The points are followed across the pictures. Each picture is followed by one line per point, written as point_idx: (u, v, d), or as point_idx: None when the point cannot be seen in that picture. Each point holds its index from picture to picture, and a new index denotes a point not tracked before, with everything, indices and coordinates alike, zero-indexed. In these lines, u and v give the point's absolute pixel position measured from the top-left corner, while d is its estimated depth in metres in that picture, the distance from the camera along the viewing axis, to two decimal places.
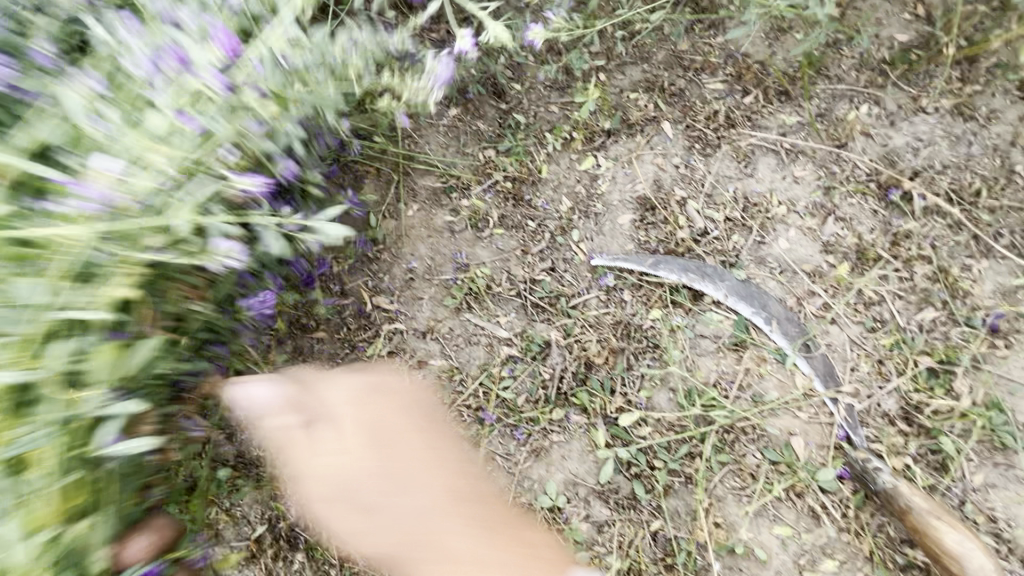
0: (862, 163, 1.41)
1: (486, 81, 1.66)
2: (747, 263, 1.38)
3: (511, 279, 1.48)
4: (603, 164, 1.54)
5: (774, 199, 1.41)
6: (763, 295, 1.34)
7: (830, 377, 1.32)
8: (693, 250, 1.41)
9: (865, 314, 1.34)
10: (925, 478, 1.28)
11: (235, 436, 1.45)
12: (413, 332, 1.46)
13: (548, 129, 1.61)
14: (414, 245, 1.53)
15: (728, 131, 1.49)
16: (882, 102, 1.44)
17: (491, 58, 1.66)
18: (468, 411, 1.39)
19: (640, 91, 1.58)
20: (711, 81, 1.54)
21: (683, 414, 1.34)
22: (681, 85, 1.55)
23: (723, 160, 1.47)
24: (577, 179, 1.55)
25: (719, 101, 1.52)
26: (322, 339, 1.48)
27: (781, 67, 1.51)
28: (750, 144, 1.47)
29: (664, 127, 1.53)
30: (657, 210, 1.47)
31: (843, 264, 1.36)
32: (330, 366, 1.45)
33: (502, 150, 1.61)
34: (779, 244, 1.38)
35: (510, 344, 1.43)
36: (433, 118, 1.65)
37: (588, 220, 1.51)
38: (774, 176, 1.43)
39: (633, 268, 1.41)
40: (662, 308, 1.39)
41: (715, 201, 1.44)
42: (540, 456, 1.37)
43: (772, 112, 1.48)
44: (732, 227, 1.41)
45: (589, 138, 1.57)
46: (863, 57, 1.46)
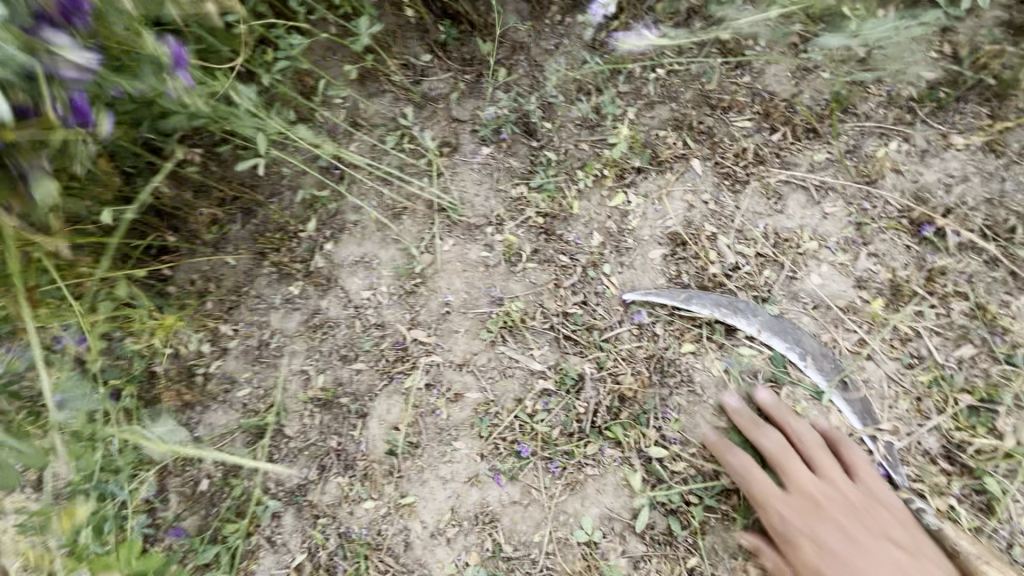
0: (893, 199, 1.42)
1: (521, 121, 1.75)
2: (780, 298, 1.39)
3: (545, 313, 1.51)
4: (634, 200, 1.58)
5: (805, 234, 1.43)
6: (797, 330, 1.35)
7: (868, 412, 1.30)
8: (724, 284, 1.43)
9: (902, 350, 1.33)
10: (971, 520, 1.25)
11: (276, 465, 1.49)
12: (450, 364, 1.48)
13: (579, 166, 1.66)
14: (449, 279, 1.57)
15: (757, 167, 1.52)
16: (911, 139, 1.46)
17: (526, 99, 1.76)
18: (504, 443, 1.40)
19: (669, 129, 1.62)
20: (739, 119, 1.58)
21: None
22: (709, 123, 1.60)
23: (753, 196, 1.50)
24: (608, 215, 1.59)
25: (747, 138, 1.56)
26: (361, 369, 1.52)
27: (808, 105, 1.54)
28: (780, 180, 1.49)
29: (693, 164, 1.57)
30: (688, 245, 1.50)
31: (877, 300, 1.36)
32: (369, 397, 1.49)
33: (534, 187, 1.67)
34: (811, 279, 1.39)
35: (545, 377, 1.44)
36: (468, 157, 1.73)
37: (619, 254, 1.54)
38: (805, 212, 1.45)
39: (665, 302, 1.44)
40: (695, 342, 1.41)
41: (746, 236, 1.47)
42: (576, 490, 1.37)
43: (800, 149, 1.51)
44: (763, 262, 1.43)
45: (619, 175, 1.61)
46: (890, 96, 1.50)
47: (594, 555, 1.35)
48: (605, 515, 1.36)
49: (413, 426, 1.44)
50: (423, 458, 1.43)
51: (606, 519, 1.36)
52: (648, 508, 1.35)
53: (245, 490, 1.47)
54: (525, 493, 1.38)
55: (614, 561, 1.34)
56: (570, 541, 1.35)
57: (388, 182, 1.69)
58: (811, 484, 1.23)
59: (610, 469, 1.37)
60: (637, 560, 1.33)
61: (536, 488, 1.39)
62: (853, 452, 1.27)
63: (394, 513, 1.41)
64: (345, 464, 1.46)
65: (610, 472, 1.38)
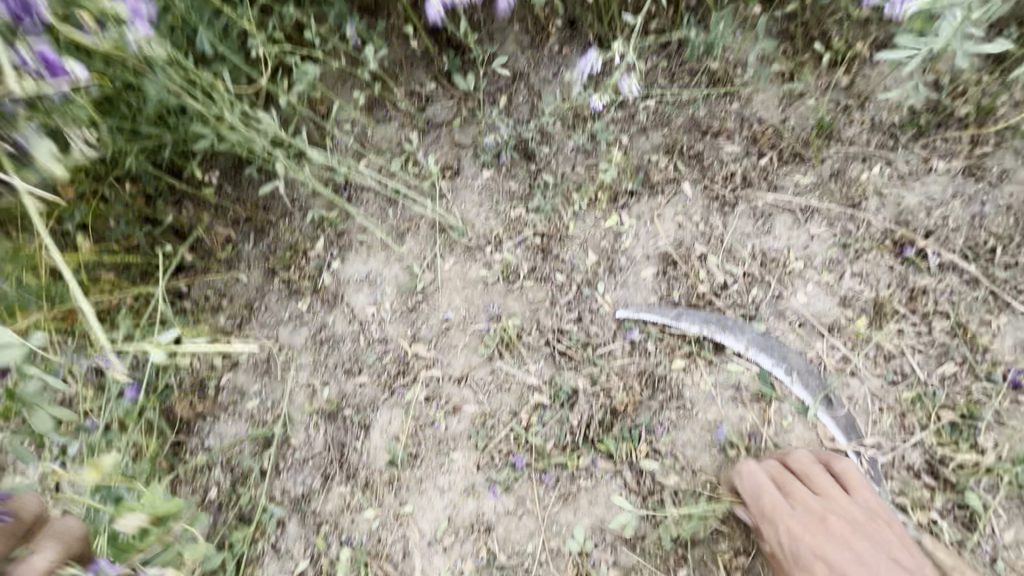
0: (876, 221, 1.47)
1: (519, 146, 1.83)
2: (767, 316, 1.44)
3: (541, 329, 1.58)
4: (627, 221, 1.65)
5: (792, 255, 1.49)
6: (784, 347, 1.39)
7: (853, 426, 1.34)
8: (713, 302, 1.49)
9: (885, 367, 1.37)
10: (953, 533, 1.28)
11: (281, 474, 1.55)
12: (449, 378, 1.54)
13: (574, 189, 1.73)
14: (449, 296, 1.64)
15: (745, 190, 1.58)
16: (893, 163, 1.52)
17: (524, 126, 1.85)
18: (500, 454, 1.45)
19: (661, 154, 1.70)
20: (728, 144, 1.65)
21: (708, 463, 1.39)
22: (699, 148, 1.67)
23: (741, 218, 1.56)
24: (602, 235, 1.65)
25: (736, 162, 1.62)
26: (364, 383, 1.59)
27: (794, 130, 1.61)
28: (767, 203, 1.55)
29: (683, 187, 1.63)
30: (679, 264, 1.56)
31: (861, 318, 1.40)
32: (371, 409, 1.55)
33: (531, 208, 1.74)
34: (797, 298, 1.44)
35: (540, 391, 1.50)
36: (469, 181, 1.82)
37: (612, 273, 1.60)
38: (791, 233, 1.51)
39: (656, 319, 1.49)
40: (685, 357, 1.46)
41: (734, 256, 1.52)
42: (568, 501, 1.42)
43: (787, 173, 1.57)
44: (750, 281, 1.49)
45: (613, 198, 1.68)
46: (873, 121, 1.55)
47: (585, 564, 1.39)
48: (596, 525, 1.40)
49: (413, 437, 1.49)
50: (421, 468, 1.48)
51: (598, 529, 1.40)
52: (639, 520, 1.39)
53: (252, 498, 1.53)
54: (519, 503, 1.43)
55: (605, 571, 1.38)
56: (563, 550, 1.40)
57: (393, 203, 1.77)
58: (814, 500, 1.24)
59: (602, 481, 1.42)
60: (628, 570, 1.37)
61: (530, 499, 1.43)
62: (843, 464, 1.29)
63: (393, 521, 1.47)
64: (347, 473, 1.52)
65: (602, 484, 1.42)
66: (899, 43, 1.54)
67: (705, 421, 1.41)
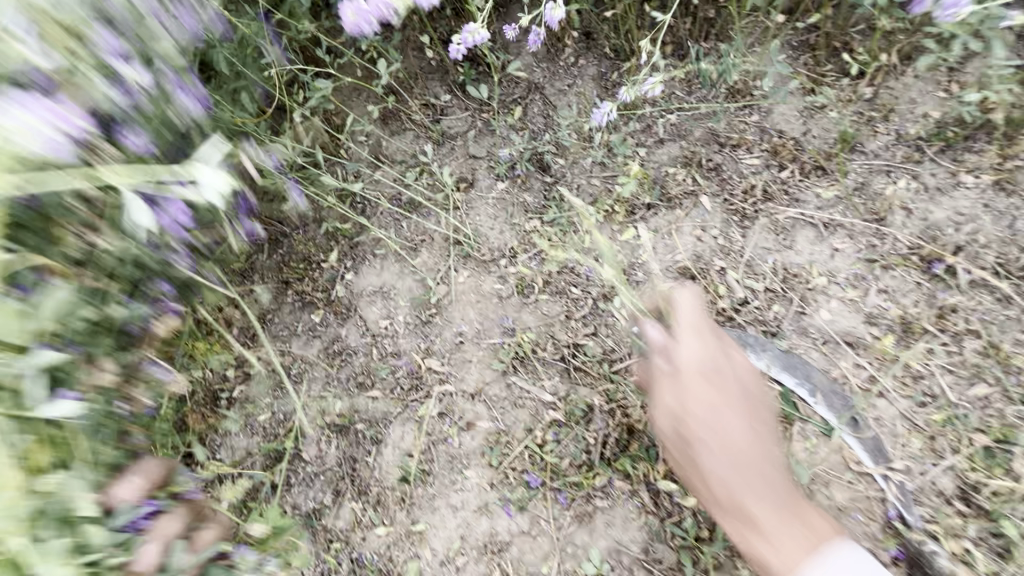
0: (902, 237, 1.43)
1: (534, 158, 1.82)
2: (789, 333, 1.40)
3: (556, 343, 1.55)
4: (644, 235, 1.61)
5: (814, 270, 1.45)
6: (807, 366, 1.35)
7: (880, 450, 1.29)
8: (733, 319, 1.45)
9: (913, 388, 1.33)
10: (989, 565, 1.21)
11: (292, 488, 1.54)
12: (462, 393, 1.51)
13: (591, 202, 1.72)
14: (463, 310, 1.62)
15: (766, 204, 1.55)
16: (920, 177, 1.47)
17: (538, 138, 1.85)
18: (513, 473, 1.41)
19: (679, 166, 1.67)
20: (747, 157, 1.62)
21: None
22: (718, 160, 1.64)
23: (762, 232, 1.52)
24: (619, 248, 1.63)
25: (756, 175, 1.59)
26: (377, 397, 1.57)
27: (817, 143, 1.58)
28: (788, 217, 1.52)
29: (702, 200, 1.61)
30: (697, 279, 1.52)
31: (887, 336, 1.36)
32: (384, 424, 1.53)
33: (547, 221, 1.73)
34: (820, 315, 1.40)
35: (555, 408, 1.47)
36: (484, 192, 1.80)
37: (628, 287, 1.58)
38: (814, 248, 1.47)
39: None
40: None
41: (754, 271, 1.49)
42: (584, 522, 1.38)
43: (809, 186, 1.54)
44: (771, 297, 1.45)
45: (630, 211, 1.66)
46: (899, 134, 1.52)
47: None
48: (613, 548, 1.36)
49: (426, 453, 1.47)
50: (434, 485, 1.45)
51: (614, 552, 1.36)
52: (657, 542, 1.35)
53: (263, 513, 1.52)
54: (533, 523, 1.40)
55: None
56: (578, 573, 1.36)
57: (407, 216, 1.77)
58: (735, 413, 1.08)
59: (619, 502, 1.38)
60: None
61: (545, 519, 1.40)
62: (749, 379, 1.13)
63: (405, 540, 1.44)
64: (359, 489, 1.50)
65: (619, 504, 1.38)
66: (924, 54, 1.51)
67: None
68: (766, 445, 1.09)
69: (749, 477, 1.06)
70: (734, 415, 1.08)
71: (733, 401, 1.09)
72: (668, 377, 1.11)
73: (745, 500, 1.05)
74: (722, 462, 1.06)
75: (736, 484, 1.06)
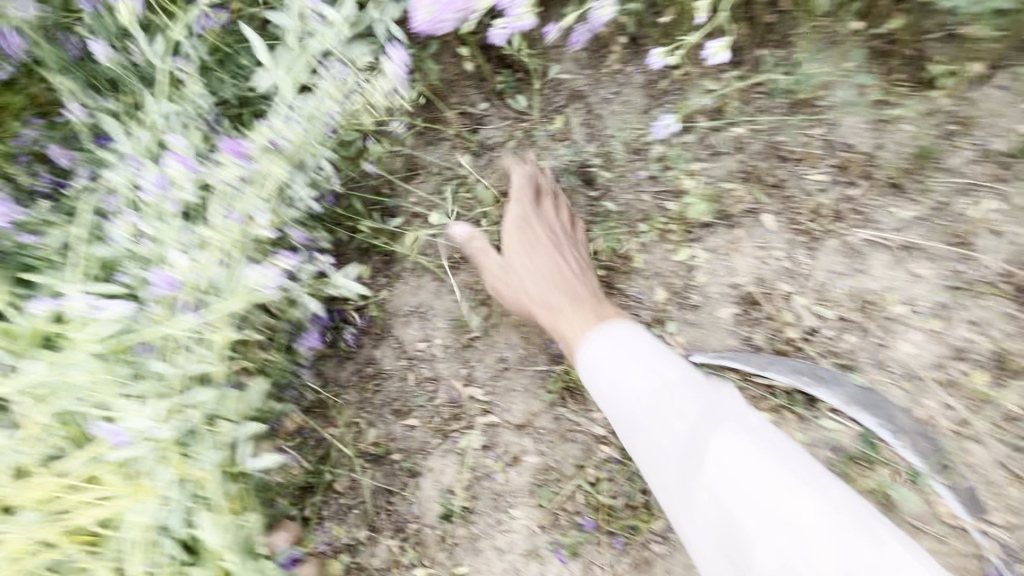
0: (992, 263, 1.31)
1: (579, 171, 1.72)
2: (867, 367, 1.29)
3: None
4: (700, 255, 1.51)
5: (893, 298, 1.33)
6: (887, 404, 1.24)
7: (972, 493, 1.18)
8: (803, 350, 1.34)
9: (1010, 432, 1.21)
10: None
11: (325, 521, 1.45)
12: (508, 425, 1.41)
13: (641, 219, 1.61)
14: (507, 334, 1.50)
15: (835, 224, 1.44)
16: (1009, 197, 1.35)
17: (582, 149, 1.74)
18: (565, 514, 1.31)
19: (737, 182, 1.56)
20: (812, 172, 1.51)
21: None
22: (780, 176, 1.53)
23: (831, 255, 1.41)
24: (673, 270, 1.52)
25: (823, 193, 1.48)
26: (414, 426, 1.48)
27: (890, 158, 1.46)
28: (861, 239, 1.40)
29: (764, 219, 1.50)
30: (761, 304, 1.41)
31: (978, 373, 1.24)
32: (423, 456, 1.44)
33: (592, 238, 1.63)
34: (902, 347, 1.29)
35: (608, 443, 1.35)
36: None
37: (684, 312, 1.47)
38: (891, 274, 1.36)
39: (738, 368, 1.35)
40: (771, 411, 1.31)
41: (824, 297, 1.38)
42: (643, 569, 1.29)
43: (883, 205, 1.42)
44: (845, 326, 1.34)
45: (685, 229, 1.55)
46: (984, 150, 1.40)
47: None
48: None
49: (470, 491, 1.38)
50: (477, 526, 1.36)
51: None
52: None
53: None
54: (587, 569, 1.30)
55: None
56: None
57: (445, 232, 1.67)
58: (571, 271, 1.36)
59: (680, 548, 1.28)
60: None
61: (599, 565, 1.30)
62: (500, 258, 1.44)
63: None
64: (396, 526, 1.41)
65: (679, 550, 1.28)
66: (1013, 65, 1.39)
67: None
68: (573, 282, 1.34)
69: (558, 276, 1.36)
70: (563, 259, 1.38)
71: (545, 247, 1.40)
72: (477, 254, 1.47)
73: (551, 304, 1.34)
74: (526, 275, 1.38)
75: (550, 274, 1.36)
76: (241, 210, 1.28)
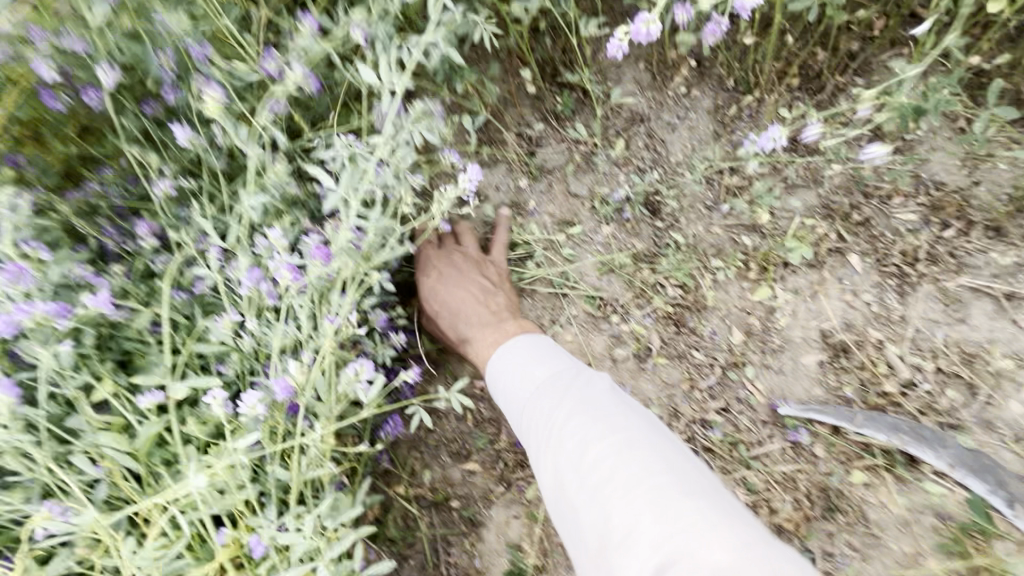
0: None
1: (645, 198, 1.62)
2: (971, 426, 1.21)
3: (680, 418, 1.38)
4: (781, 295, 1.43)
5: (997, 350, 1.25)
6: (1000, 469, 1.15)
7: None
8: (900, 405, 1.25)
9: None
10: None
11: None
12: None
13: (714, 253, 1.52)
14: None
15: (930, 268, 1.35)
16: None
17: (646, 175, 1.64)
18: None
19: (818, 218, 1.47)
20: (902, 210, 1.42)
21: None
22: (867, 213, 1.44)
23: (926, 301, 1.33)
24: (750, 310, 1.44)
25: (914, 234, 1.39)
26: (475, 471, 1.37)
27: (989, 198, 1.37)
28: (959, 285, 1.32)
29: (850, 259, 1.41)
30: (851, 352, 1.33)
31: None
32: (487, 507, 1.35)
33: (660, 271, 1.53)
34: (1010, 406, 1.21)
35: None
36: (588, 235, 1.61)
37: (765, 356, 1.38)
38: (992, 325, 1.27)
39: (830, 421, 1.26)
40: (866, 470, 1.23)
41: (921, 348, 1.29)
42: None
43: (981, 250, 1.34)
44: (944, 379, 1.25)
45: (764, 267, 1.46)
46: None
47: None
48: None
49: (543, 545, 1.31)
50: None
51: None
52: None
53: None
54: None
55: None
56: None
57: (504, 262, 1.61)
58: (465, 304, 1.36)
59: None
60: None
61: None
62: (468, 287, 1.38)
63: None
64: None
65: None
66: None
67: (898, 556, 1.18)
68: (462, 315, 1.36)
69: (458, 307, 1.36)
70: (459, 287, 1.38)
71: (473, 283, 1.40)
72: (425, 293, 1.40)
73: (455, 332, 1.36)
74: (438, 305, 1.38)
75: (450, 309, 1.36)
76: (335, 309, 1.12)
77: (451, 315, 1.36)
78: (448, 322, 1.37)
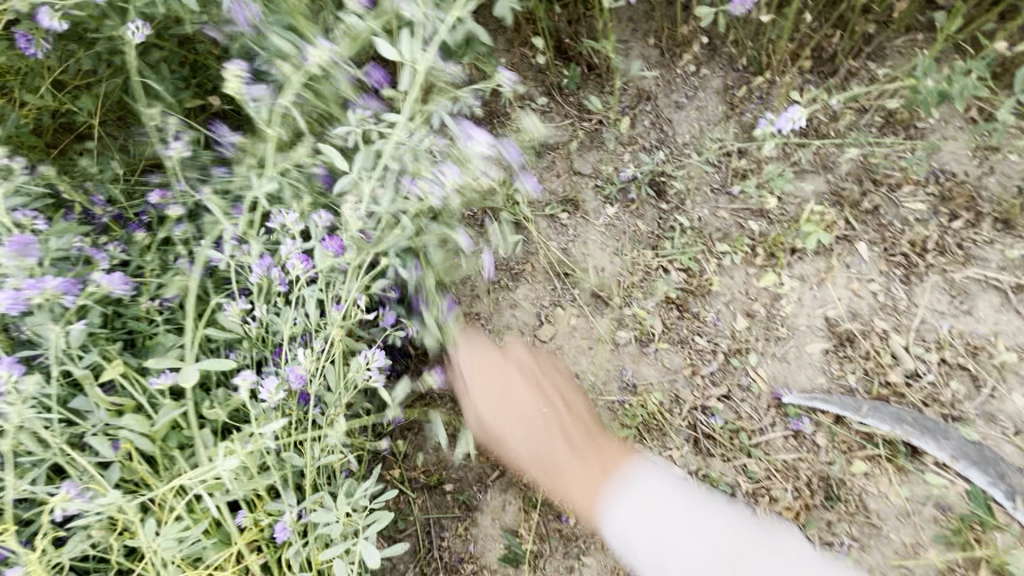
0: None
1: (651, 179, 1.57)
2: (974, 418, 1.19)
3: (681, 404, 1.34)
4: (787, 282, 1.40)
5: (1001, 343, 1.24)
6: (1000, 462, 1.15)
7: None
8: (904, 395, 1.24)
9: None
10: None
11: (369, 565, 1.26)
12: None
13: (720, 238, 1.48)
14: (574, 357, 1.40)
15: (938, 259, 1.33)
16: None
17: (653, 154, 1.59)
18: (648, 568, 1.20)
19: (826, 205, 1.44)
20: (911, 200, 1.39)
21: None
22: (876, 202, 1.41)
23: (933, 292, 1.31)
24: (755, 296, 1.41)
25: (923, 224, 1.37)
26: (469, 454, 1.32)
27: (999, 191, 1.35)
28: (966, 277, 1.30)
29: (858, 248, 1.38)
30: (856, 341, 1.31)
31: None
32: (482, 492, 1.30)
33: (664, 255, 1.49)
34: (1013, 399, 1.20)
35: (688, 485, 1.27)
36: (590, 215, 1.56)
37: (769, 344, 1.36)
38: (997, 317, 1.26)
39: (833, 410, 1.25)
40: (868, 461, 1.21)
41: (926, 339, 1.27)
42: None
43: (989, 242, 1.32)
44: (948, 371, 1.24)
45: (770, 253, 1.43)
46: None
47: None
48: None
49: (539, 532, 1.27)
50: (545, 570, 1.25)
51: None
52: None
53: None
54: None
55: None
56: None
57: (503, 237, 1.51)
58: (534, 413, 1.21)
59: None
60: None
61: None
62: (531, 385, 1.25)
63: None
64: (450, 567, 1.28)
65: None
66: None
67: (897, 547, 1.15)
68: (542, 448, 1.19)
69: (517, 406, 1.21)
70: (518, 382, 1.24)
71: (531, 384, 1.25)
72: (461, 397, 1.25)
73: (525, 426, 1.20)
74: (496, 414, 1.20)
75: (507, 410, 1.20)
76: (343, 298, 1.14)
77: (512, 420, 1.20)
78: (511, 422, 1.20)
